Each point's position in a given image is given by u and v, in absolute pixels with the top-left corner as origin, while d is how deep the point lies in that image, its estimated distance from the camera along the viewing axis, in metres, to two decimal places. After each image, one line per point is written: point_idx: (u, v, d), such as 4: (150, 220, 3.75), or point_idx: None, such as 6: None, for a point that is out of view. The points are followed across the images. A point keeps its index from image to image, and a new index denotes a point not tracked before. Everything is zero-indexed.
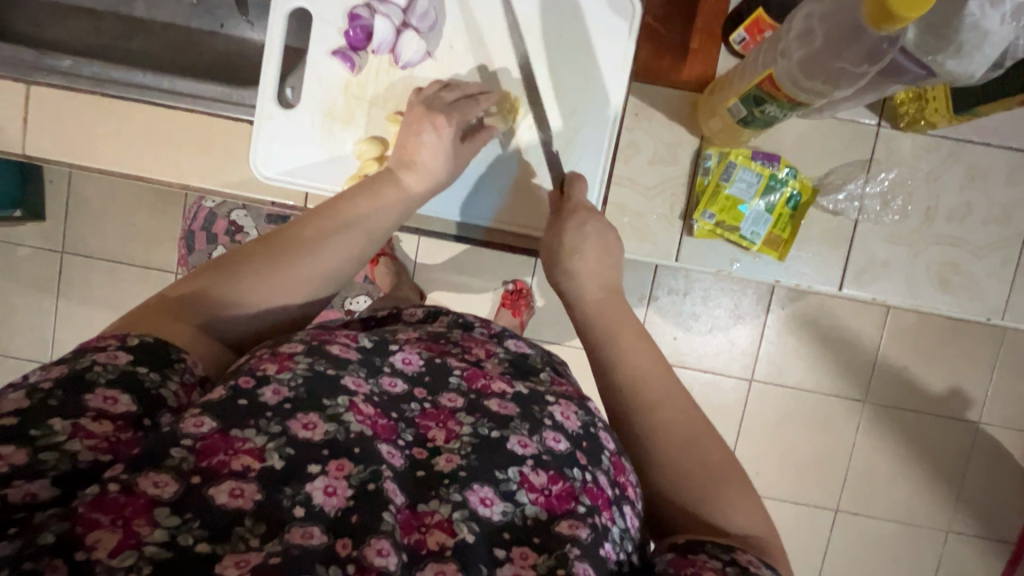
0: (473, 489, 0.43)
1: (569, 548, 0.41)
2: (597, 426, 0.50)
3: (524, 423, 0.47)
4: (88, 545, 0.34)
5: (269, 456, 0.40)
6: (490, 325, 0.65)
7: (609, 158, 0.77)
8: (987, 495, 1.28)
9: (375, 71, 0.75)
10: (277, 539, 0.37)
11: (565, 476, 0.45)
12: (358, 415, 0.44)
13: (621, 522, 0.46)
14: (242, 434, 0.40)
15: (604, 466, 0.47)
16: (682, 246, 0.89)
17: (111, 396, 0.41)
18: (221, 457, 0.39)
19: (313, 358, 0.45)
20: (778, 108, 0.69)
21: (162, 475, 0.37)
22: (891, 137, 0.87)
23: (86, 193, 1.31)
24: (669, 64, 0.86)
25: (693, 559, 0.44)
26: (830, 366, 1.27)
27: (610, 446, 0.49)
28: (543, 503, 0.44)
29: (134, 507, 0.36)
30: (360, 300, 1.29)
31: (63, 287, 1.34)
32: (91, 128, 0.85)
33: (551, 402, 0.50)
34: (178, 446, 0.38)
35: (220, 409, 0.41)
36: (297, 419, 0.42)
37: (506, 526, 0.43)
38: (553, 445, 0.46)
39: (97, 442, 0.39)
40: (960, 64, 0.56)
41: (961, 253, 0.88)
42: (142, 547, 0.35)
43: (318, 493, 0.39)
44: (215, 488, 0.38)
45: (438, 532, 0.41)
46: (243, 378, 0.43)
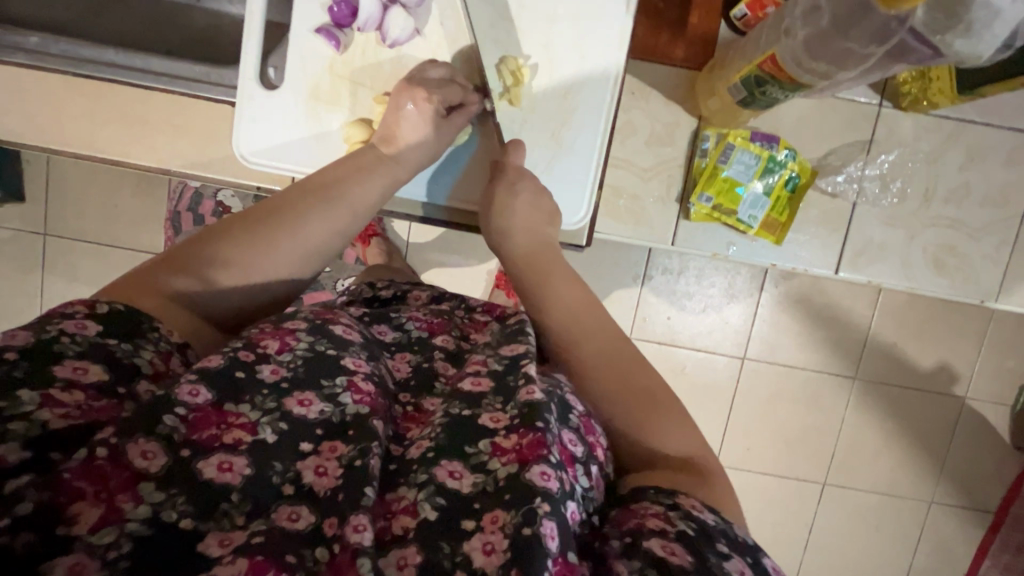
0: (441, 465, 0.42)
1: (536, 503, 0.39)
2: (563, 391, 0.49)
3: (497, 398, 0.46)
4: (69, 518, 0.34)
5: (261, 430, 0.40)
6: (493, 307, 0.65)
7: (605, 140, 0.75)
8: (970, 468, 1.31)
9: (362, 49, 0.72)
10: (262, 519, 0.38)
11: (533, 428, 0.42)
12: (355, 395, 0.44)
13: (585, 481, 0.45)
14: (236, 409, 0.41)
15: (571, 424, 0.46)
16: (679, 230, 0.88)
17: (81, 367, 0.40)
18: (214, 430, 0.39)
19: (315, 337, 0.46)
20: (780, 89, 0.67)
21: (150, 444, 0.37)
22: (893, 116, 0.85)
23: (66, 174, 1.27)
24: (667, 41, 0.83)
25: (636, 510, 0.44)
26: (821, 344, 1.28)
27: (579, 408, 0.49)
28: (514, 460, 0.42)
29: (119, 480, 0.36)
30: (352, 281, 1.28)
31: (46, 270, 1.31)
32: (65, 108, 0.82)
33: (526, 366, 0.48)
34: (170, 412, 0.39)
35: (218, 381, 0.41)
36: (292, 396, 0.42)
37: (476, 497, 0.41)
38: (528, 398, 0.44)
39: (69, 410, 0.38)
40: (968, 44, 0.53)
41: (957, 235, 0.88)
42: (124, 522, 0.35)
43: (308, 472, 0.40)
44: (203, 462, 0.38)
45: (404, 516, 0.40)
46: (243, 352, 0.43)
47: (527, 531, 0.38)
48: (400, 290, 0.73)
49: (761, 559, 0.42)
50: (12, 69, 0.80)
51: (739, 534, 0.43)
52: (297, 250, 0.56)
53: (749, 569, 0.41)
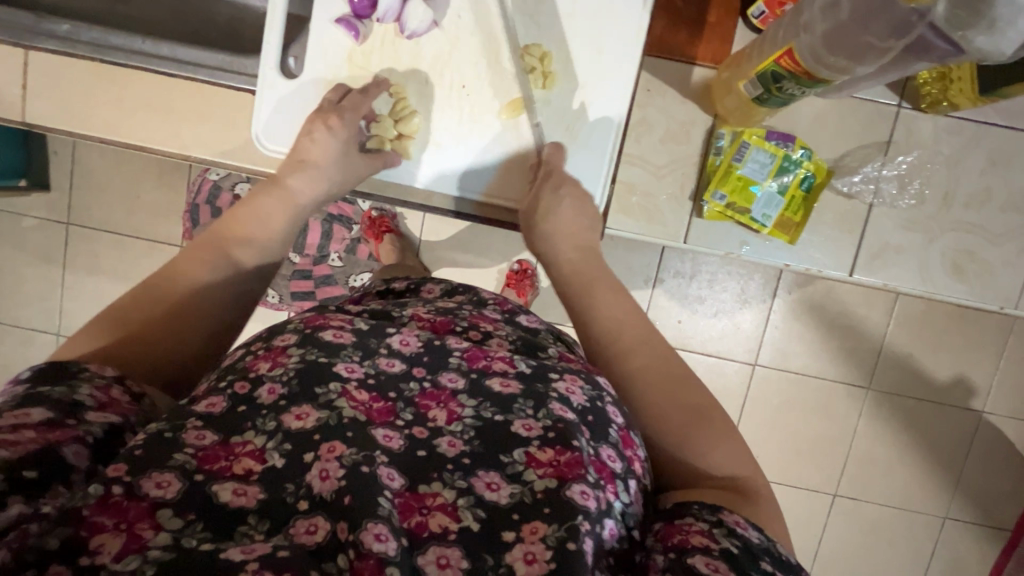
0: (478, 475, 0.42)
1: (579, 521, 0.40)
2: (604, 401, 0.48)
3: (528, 402, 0.46)
4: (92, 550, 0.35)
5: (269, 456, 0.41)
6: (503, 301, 0.67)
7: (618, 135, 0.75)
8: (988, 483, 1.28)
9: (381, 40, 0.73)
10: (281, 534, 0.38)
11: (570, 447, 0.43)
12: (350, 401, 0.44)
13: (625, 496, 0.45)
14: (242, 438, 0.42)
15: (611, 440, 0.47)
16: (692, 228, 0.88)
17: (21, 413, 0.39)
18: (223, 461, 0.40)
19: (306, 348, 0.46)
20: (797, 86, 0.66)
21: (164, 475, 0.38)
22: (912, 118, 0.84)
23: (91, 164, 1.30)
24: (685, 38, 0.83)
25: (680, 526, 0.44)
26: (835, 352, 1.26)
27: (618, 420, 0.48)
28: (553, 474, 0.42)
29: (138, 510, 0.37)
30: (365, 276, 1.29)
31: (69, 259, 1.35)
32: (91, 95, 0.84)
33: (555, 377, 0.48)
34: (179, 451, 0.40)
35: (221, 421, 0.42)
36: (290, 413, 0.43)
37: (515, 507, 0.41)
38: (560, 414, 0.45)
39: (23, 444, 0.37)
40: (989, 42, 0.53)
41: (977, 240, 0.86)
42: (145, 551, 0.36)
43: (315, 481, 0.40)
44: (218, 487, 0.39)
45: (442, 515, 0.40)
46: (239, 383, 0.44)
47: (571, 547, 0.39)
48: (414, 283, 0.74)
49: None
50: (43, 56, 0.82)
51: (780, 550, 0.44)
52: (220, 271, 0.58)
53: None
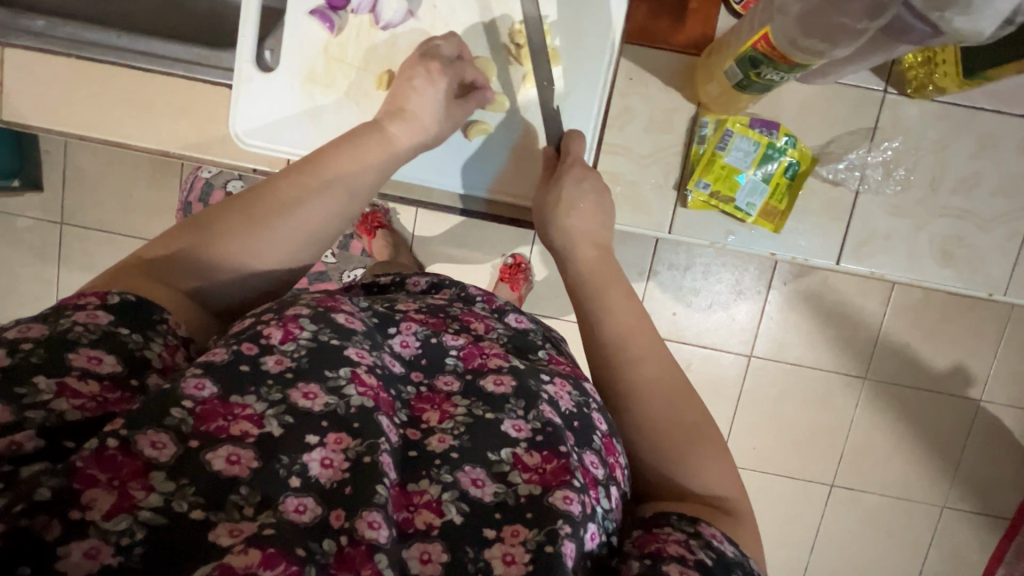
0: (465, 470, 0.42)
1: (560, 525, 0.40)
2: (591, 407, 0.50)
3: (519, 402, 0.46)
4: (83, 504, 0.34)
5: (267, 423, 0.40)
6: (491, 299, 0.66)
7: (598, 124, 0.75)
8: (984, 471, 1.28)
9: (357, 31, 0.73)
10: (270, 511, 0.37)
11: (557, 454, 0.44)
12: (360, 387, 0.42)
13: (605, 502, 0.45)
14: (242, 400, 0.40)
15: (594, 446, 0.47)
16: (677, 218, 0.87)
17: (95, 357, 0.40)
18: (221, 422, 0.39)
19: (319, 326, 0.44)
20: (776, 72, 0.66)
21: (160, 435, 0.37)
22: (898, 104, 0.83)
23: (83, 163, 1.30)
24: (667, 26, 0.82)
25: (657, 534, 0.44)
26: (830, 343, 1.25)
27: (603, 426, 0.49)
28: (537, 480, 0.43)
29: (131, 469, 0.36)
30: (359, 272, 1.29)
31: (63, 258, 1.35)
32: (72, 91, 0.83)
33: (546, 380, 0.50)
34: (177, 406, 0.38)
35: (224, 376, 0.40)
36: (297, 388, 0.41)
37: (498, 507, 0.41)
38: (549, 417, 0.46)
39: (85, 401, 0.38)
40: (968, 22, 0.51)
41: (966, 226, 0.85)
42: (136, 511, 0.35)
43: (313, 465, 0.39)
44: (212, 454, 0.38)
45: (427, 511, 0.40)
46: (246, 344, 0.42)
47: (550, 549, 0.39)
48: (398, 277, 0.74)
49: None
50: (23, 53, 0.82)
51: (753, 568, 0.43)
52: (311, 221, 0.55)
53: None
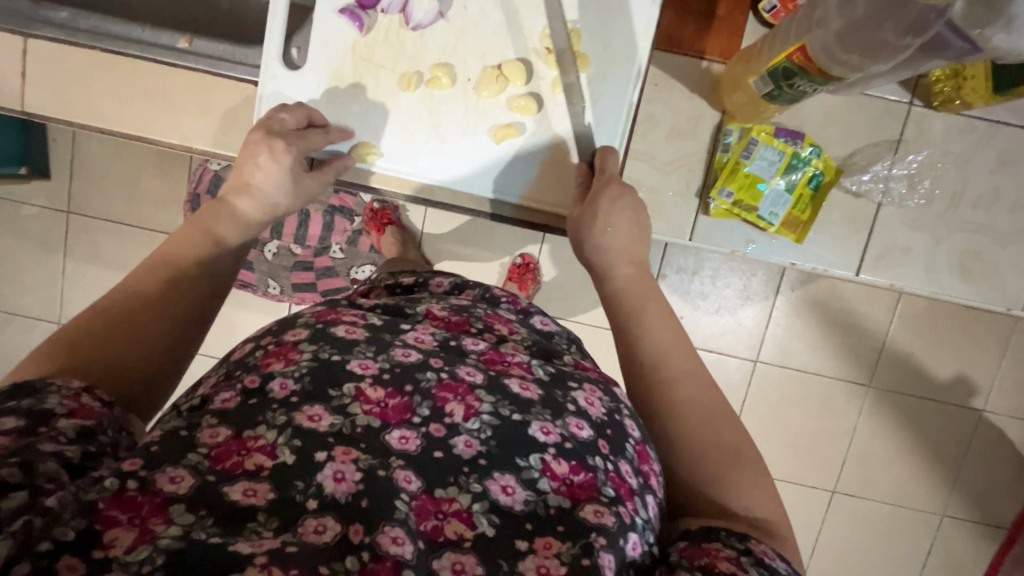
0: (494, 478, 0.42)
1: (594, 538, 0.40)
2: (622, 413, 0.49)
3: (546, 408, 0.46)
4: (105, 543, 0.34)
5: (280, 452, 0.40)
6: (517, 299, 0.66)
7: (627, 130, 0.74)
8: (987, 482, 1.28)
9: (385, 31, 0.72)
10: (290, 532, 0.37)
11: (586, 466, 0.43)
12: (365, 404, 0.43)
13: (643, 512, 0.45)
14: (254, 433, 0.40)
15: (628, 455, 0.47)
16: (697, 225, 0.87)
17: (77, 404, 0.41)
18: (236, 457, 0.39)
19: (318, 345, 0.46)
20: (809, 83, 0.65)
21: (178, 471, 0.37)
22: (922, 117, 0.83)
23: (92, 152, 1.29)
24: (693, 32, 0.82)
25: (707, 548, 0.43)
26: (837, 350, 1.26)
27: (635, 434, 0.49)
28: (565, 491, 0.43)
29: (151, 506, 0.36)
30: (367, 269, 1.28)
31: (69, 248, 1.34)
32: (89, 83, 0.82)
33: (574, 387, 0.50)
34: (193, 451, 0.39)
35: (234, 416, 0.41)
36: (302, 411, 0.42)
37: (528, 516, 0.41)
38: (577, 431, 0.45)
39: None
40: (1008, 39, 0.54)
41: (984, 241, 0.85)
42: (157, 541, 0.34)
43: (327, 482, 0.39)
44: (228, 487, 0.38)
45: (456, 521, 0.40)
46: (249, 378, 0.44)
47: (587, 562, 0.39)
48: (422, 276, 0.73)
49: None
50: (43, 44, 0.81)
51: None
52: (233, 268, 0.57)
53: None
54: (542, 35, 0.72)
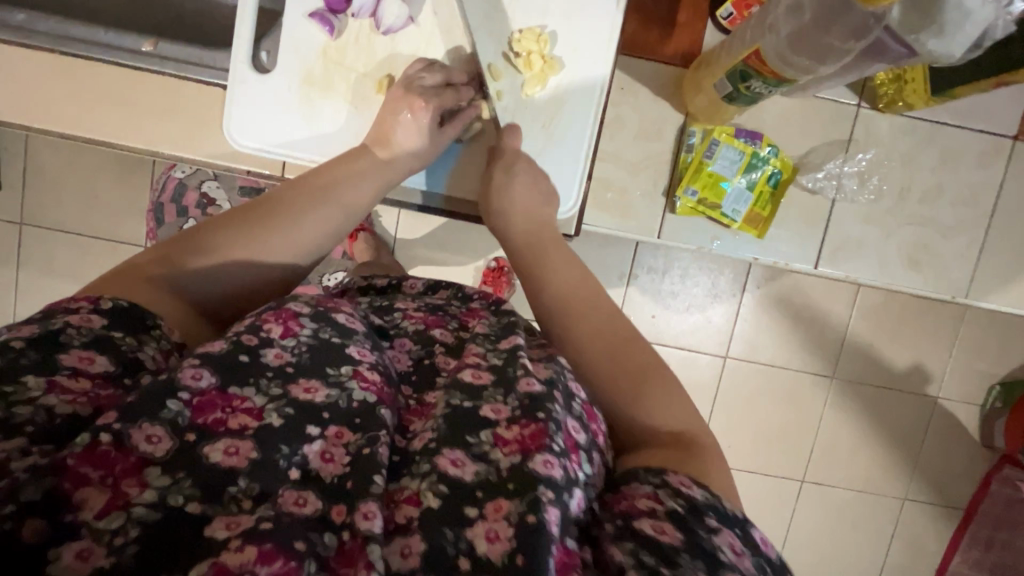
0: (443, 454, 0.42)
1: (541, 491, 0.40)
2: (567, 378, 0.49)
3: (498, 388, 0.46)
4: (76, 504, 0.34)
5: (267, 415, 0.40)
6: (488, 296, 0.64)
7: (594, 132, 0.76)
8: (943, 463, 1.35)
9: (356, 35, 0.73)
10: (267, 504, 0.37)
11: (535, 419, 0.43)
12: (361, 382, 0.44)
13: (588, 469, 0.45)
14: (240, 392, 0.41)
15: (576, 411, 0.47)
16: (665, 223, 0.90)
17: (86, 356, 0.41)
18: (218, 414, 0.40)
19: (320, 324, 0.46)
20: (764, 84, 0.70)
21: (155, 429, 0.37)
22: (871, 118, 0.88)
23: (47, 161, 1.24)
24: (657, 37, 0.85)
25: (627, 493, 0.45)
26: (800, 343, 1.31)
27: (581, 395, 0.50)
28: (517, 450, 0.42)
29: (124, 466, 0.36)
30: (339, 275, 1.27)
31: (23, 260, 1.28)
32: (46, 88, 0.80)
33: (523, 356, 0.49)
34: (173, 399, 0.39)
35: (220, 365, 0.41)
36: (298, 383, 0.42)
37: (479, 484, 0.41)
38: (528, 389, 0.45)
39: (76, 396, 0.38)
40: (941, 44, 0.56)
41: (931, 233, 0.91)
42: (130, 509, 0.35)
43: (314, 458, 0.40)
44: (210, 447, 0.38)
45: (407, 505, 0.40)
46: (247, 336, 0.44)
47: (531, 519, 0.38)
48: (395, 279, 0.73)
49: (751, 533, 0.43)
50: None
51: (726, 506, 0.44)
52: (306, 236, 0.58)
53: (739, 543, 0.42)
54: (512, 38, 0.73)
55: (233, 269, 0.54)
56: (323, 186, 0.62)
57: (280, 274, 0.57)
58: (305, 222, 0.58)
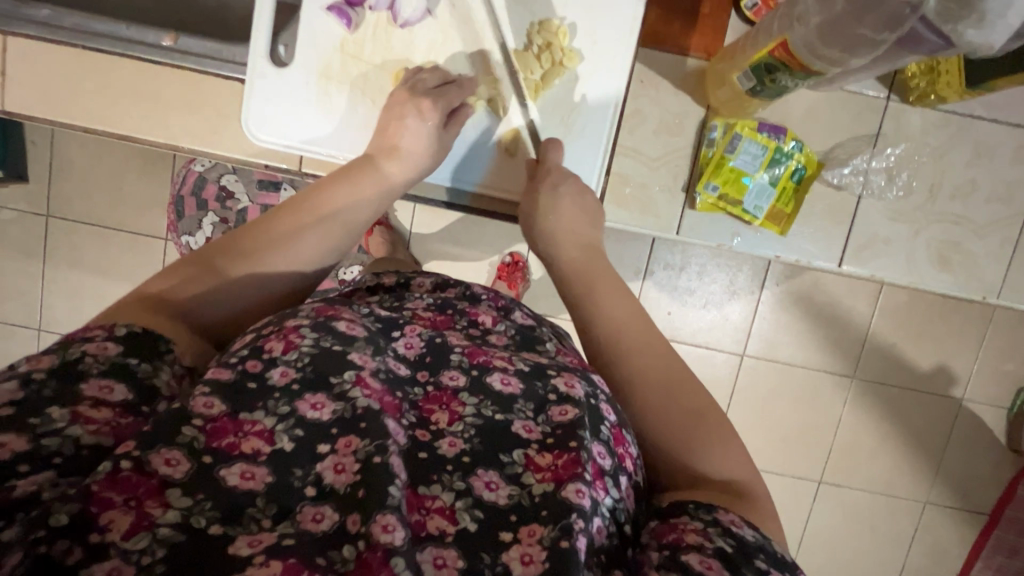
0: (477, 475, 0.43)
1: (574, 520, 0.40)
2: (599, 398, 0.49)
3: (528, 405, 0.47)
4: (101, 527, 0.35)
5: (278, 438, 0.40)
6: (497, 297, 0.66)
7: (614, 126, 0.75)
8: (968, 468, 1.32)
9: (374, 28, 0.72)
10: (288, 521, 0.38)
11: (568, 449, 0.44)
12: (365, 390, 0.43)
13: (615, 492, 0.45)
14: (251, 417, 0.41)
15: (604, 435, 0.47)
16: (684, 219, 0.88)
17: (106, 385, 0.41)
18: (232, 438, 0.40)
19: (320, 334, 0.45)
20: (790, 77, 0.69)
21: (173, 453, 0.38)
22: (900, 111, 0.85)
23: (72, 154, 1.27)
24: (678, 29, 0.83)
25: (675, 525, 0.45)
26: (821, 343, 1.28)
27: (611, 418, 0.49)
28: (549, 478, 0.43)
29: (147, 488, 0.37)
30: (355, 269, 1.28)
31: (50, 252, 1.31)
32: (69, 82, 0.81)
33: (554, 375, 0.50)
34: (188, 425, 0.39)
35: (228, 392, 0.41)
36: (304, 399, 0.42)
37: (512, 508, 0.42)
38: (561, 418, 0.46)
39: (99, 427, 0.39)
40: (980, 35, 0.53)
41: (962, 231, 0.88)
42: (154, 529, 0.36)
43: (327, 473, 0.40)
44: (226, 470, 0.39)
45: (439, 517, 0.41)
46: (250, 361, 0.43)
47: (565, 545, 0.39)
48: (404, 277, 0.73)
49: None
50: (22, 41, 0.80)
51: (778, 551, 0.43)
52: (310, 250, 0.59)
53: None
54: (532, 30, 0.72)
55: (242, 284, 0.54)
56: (318, 201, 0.62)
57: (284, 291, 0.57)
58: (309, 238, 0.59)
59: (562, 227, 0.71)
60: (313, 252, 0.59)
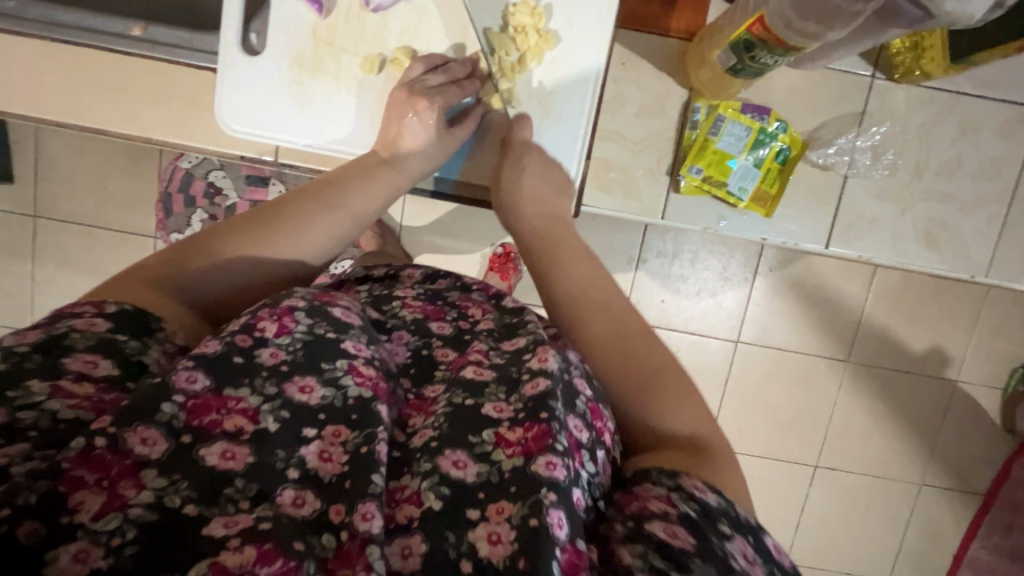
0: (445, 454, 0.41)
1: (543, 494, 0.39)
2: (572, 373, 0.47)
3: (500, 388, 0.46)
4: (72, 508, 0.34)
5: (262, 419, 0.40)
6: (487, 287, 0.64)
7: (593, 108, 0.74)
8: (962, 448, 1.32)
9: (346, 14, 0.71)
10: (266, 504, 0.37)
11: (539, 420, 0.42)
12: (357, 378, 0.43)
13: (591, 467, 0.44)
14: (236, 393, 0.40)
15: (578, 410, 0.45)
16: (669, 203, 0.88)
17: (91, 360, 0.40)
18: (214, 416, 0.39)
19: (315, 319, 0.44)
20: (770, 55, 0.67)
21: (150, 432, 0.37)
22: (885, 89, 0.85)
23: (55, 153, 1.25)
24: (658, 10, 0.82)
25: (638, 493, 0.44)
26: (814, 327, 1.28)
27: (586, 391, 0.47)
28: (519, 452, 0.42)
29: (121, 468, 0.36)
30: (346, 263, 1.27)
31: (38, 252, 1.30)
32: (40, 74, 0.80)
33: (527, 356, 0.47)
34: (169, 401, 0.38)
35: (217, 369, 0.40)
36: (293, 382, 0.41)
37: (481, 486, 0.41)
38: (531, 391, 0.44)
39: (80, 401, 0.38)
40: (959, 4, 0.51)
41: (949, 210, 0.87)
42: (126, 510, 0.34)
43: (312, 458, 0.39)
44: (205, 449, 0.38)
45: (409, 505, 0.40)
46: (240, 336, 0.42)
47: (534, 523, 0.38)
48: (391, 270, 0.71)
49: (763, 540, 0.42)
50: None
51: (738, 512, 0.43)
52: (318, 239, 0.58)
53: (751, 551, 0.41)
54: (506, 13, 0.71)
55: (243, 265, 0.54)
56: (333, 192, 0.61)
57: (286, 273, 0.57)
58: (313, 225, 0.58)
59: (542, 211, 0.70)
60: (318, 238, 0.58)
